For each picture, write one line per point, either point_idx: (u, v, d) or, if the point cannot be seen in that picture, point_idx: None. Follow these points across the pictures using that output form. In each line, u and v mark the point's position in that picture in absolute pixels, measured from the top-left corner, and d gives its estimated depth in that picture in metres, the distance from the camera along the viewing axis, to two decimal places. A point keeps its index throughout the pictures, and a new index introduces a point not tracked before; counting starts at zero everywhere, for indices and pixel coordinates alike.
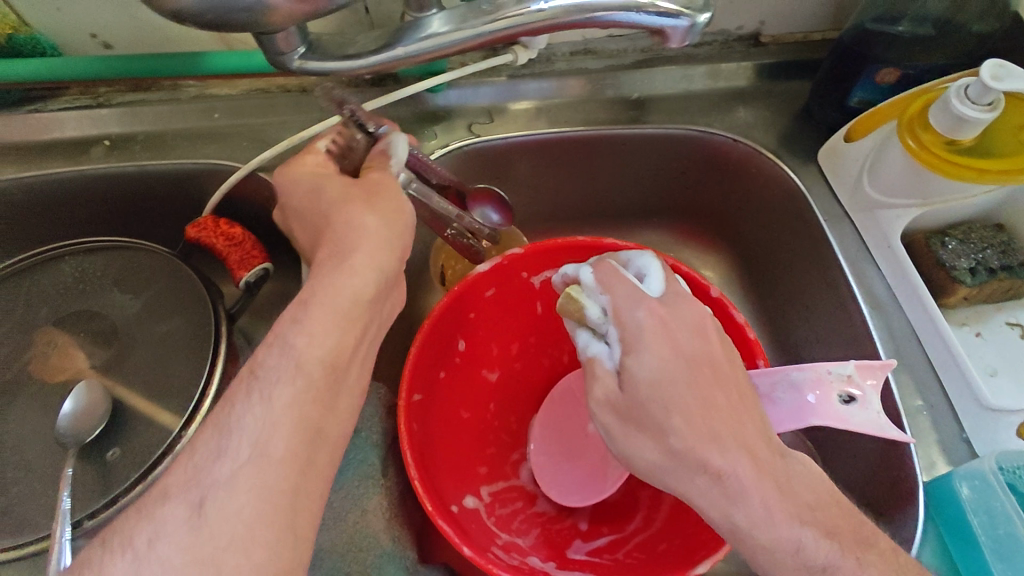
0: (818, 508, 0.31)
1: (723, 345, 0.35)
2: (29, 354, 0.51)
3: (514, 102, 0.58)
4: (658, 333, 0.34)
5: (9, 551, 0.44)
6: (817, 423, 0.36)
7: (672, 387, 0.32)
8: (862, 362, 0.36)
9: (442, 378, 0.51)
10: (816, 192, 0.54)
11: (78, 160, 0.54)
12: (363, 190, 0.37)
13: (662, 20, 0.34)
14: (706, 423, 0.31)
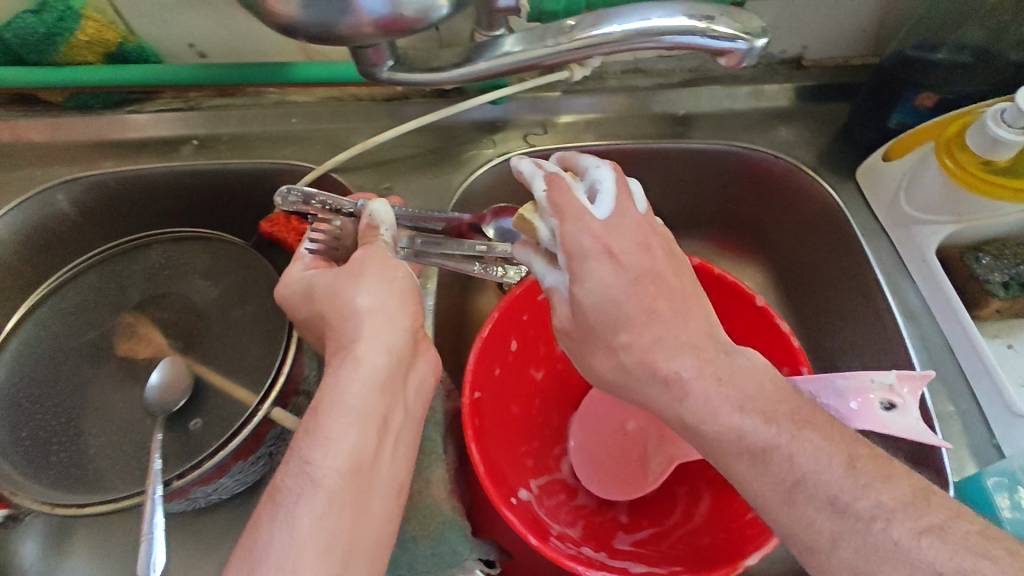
0: (761, 395, 0.34)
1: (670, 262, 0.37)
2: (115, 332, 0.56)
3: (568, 115, 0.62)
4: (600, 264, 0.36)
5: (105, 503, 0.48)
6: (861, 429, 0.37)
7: (617, 310, 0.35)
8: (902, 372, 0.37)
9: (496, 376, 0.54)
10: (854, 207, 0.57)
11: (169, 157, 0.59)
12: (348, 273, 0.43)
13: (723, 43, 0.37)
14: (650, 336, 0.35)
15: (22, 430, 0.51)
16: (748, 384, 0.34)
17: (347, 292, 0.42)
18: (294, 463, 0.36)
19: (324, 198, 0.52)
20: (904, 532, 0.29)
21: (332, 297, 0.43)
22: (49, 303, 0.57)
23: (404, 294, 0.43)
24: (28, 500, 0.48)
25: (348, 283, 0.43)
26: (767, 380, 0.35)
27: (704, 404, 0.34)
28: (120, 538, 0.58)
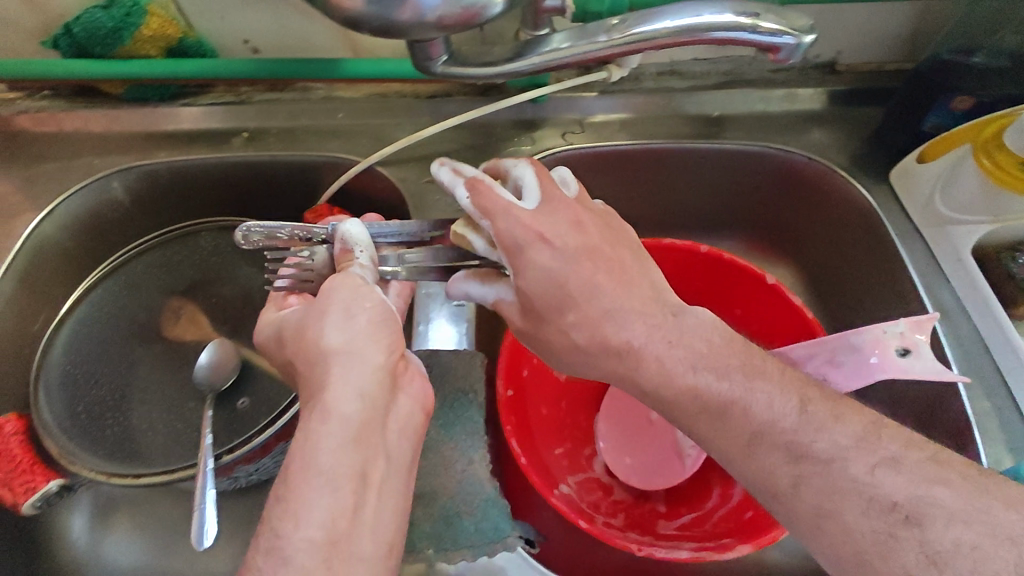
0: (711, 353, 0.37)
1: (604, 239, 0.39)
2: (162, 317, 0.58)
3: (604, 114, 0.63)
4: (534, 246, 0.37)
5: (161, 474, 0.50)
6: (884, 377, 0.43)
7: (560, 291, 0.37)
8: (911, 320, 0.43)
9: (523, 378, 0.55)
10: (889, 209, 0.57)
11: (220, 148, 0.62)
12: (311, 316, 0.38)
13: (774, 39, 0.39)
14: (596, 309, 0.37)
15: (78, 404, 0.53)
16: (697, 343, 0.37)
17: (310, 331, 0.37)
18: (264, 536, 0.32)
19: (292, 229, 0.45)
20: (862, 467, 0.33)
21: (301, 336, 0.38)
22: (103, 285, 0.59)
23: (379, 324, 0.38)
24: (85, 469, 0.50)
25: (317, 318, 0.38)
26: (717, 336, 0.38)
27: (660, 370, 0.37)
28: (157, 515, 0.59)
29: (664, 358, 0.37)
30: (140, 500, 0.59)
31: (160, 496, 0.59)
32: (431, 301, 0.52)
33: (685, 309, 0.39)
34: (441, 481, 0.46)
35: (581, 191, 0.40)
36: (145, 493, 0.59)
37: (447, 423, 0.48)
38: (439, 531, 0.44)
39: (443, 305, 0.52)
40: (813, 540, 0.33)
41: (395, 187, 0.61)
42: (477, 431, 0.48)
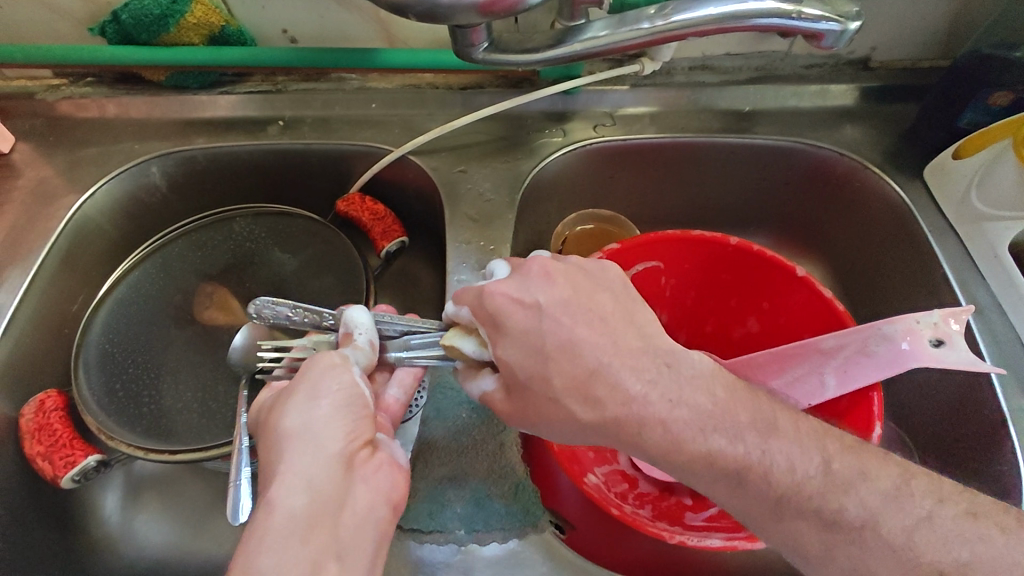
0: (717, 410, 0.34)
1: (578, 288, 0.37)
2: (195, 301, 0.59)
3: (634, 108, 0.64)
4: (508, 308, 0.36)
5: (196, 451, 0.50)
6: (918, 364, 0.44)
7: (540, 354, 0.35)
8: (947, 311, 0.43)
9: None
10: (922, 205, 0.57)
11: (256, 136, 0.63)
12: (274, 403, 0.38)
13: (818, 26, 0.40)
14: (581, 368, 0.34)
15: (115, 382, 0.54)
16: (699, 398, 0.34)
17: (273, 411, 0.37)
18: None
19: (305, 313, 0.45)
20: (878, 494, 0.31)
21: (268, 416, 0.37)
22: (139, 269, 0.60)
23: (343, 409, 0.37)
24: (123, 445, 0.51)
25: (283, 397, 0.37)
26: (719, 389, 0.35)
27: (665, 439, 0.33)
28: (186, 495, 0.60)
29: (673, 419, 0.33)
30: (170, 479, 0.60)
31: (191, 476, 0.60)
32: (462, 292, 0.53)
33: (681, 358, 0.35)
34: (473, 464, 0.48)
35: (553, 256, 0.41)
36: (177, 473, 0.60)
37: (479, 408, 0.49)
38: (471, 512, 0.46)
39: None
40: (830, 562, 0.31)
41: (426, 176, 0.62)
42: None
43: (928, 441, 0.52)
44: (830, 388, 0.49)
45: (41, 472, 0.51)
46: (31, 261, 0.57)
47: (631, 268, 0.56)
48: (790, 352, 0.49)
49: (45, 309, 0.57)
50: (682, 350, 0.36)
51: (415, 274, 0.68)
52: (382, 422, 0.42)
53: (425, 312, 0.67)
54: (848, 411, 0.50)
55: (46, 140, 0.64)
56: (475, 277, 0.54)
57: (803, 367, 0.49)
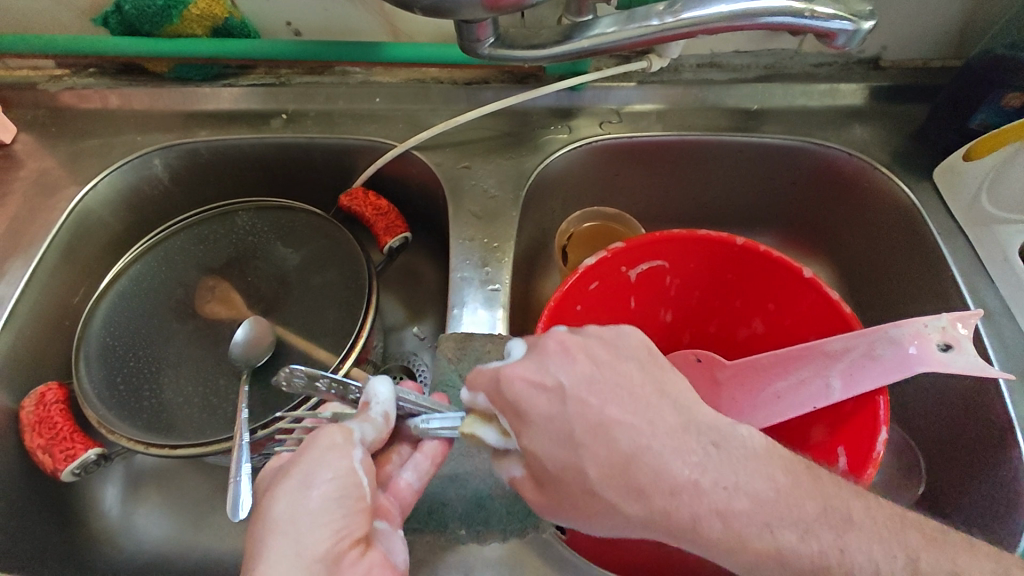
0: (780, 498, 0.31)
1: (601, 363, 0.35)
2: (196, 295, 0.58)
3: (641, 105, 0.63)
4: (528, 395, 0.34)
5: (197, 446, 0.50)
6: (923, 369, 0.44)
7: (568, 440, 0.33)
8: (953, 315, 0.45)
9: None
10: (932, 207, 0.56)
11: (259, 129, 0.63)
12: (269, 485, 0.36)
13: (832, 25, 0.39)
14: (618, 455, 0.32)
15: (117, 375, 0.53)
16: (758, 483, 0.31)
17: (266, 493, 0.35)
18: None
19: (333, 381, 0.42)
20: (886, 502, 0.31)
21: (264, 492, 0.36)
22: (141, 262, 0.60)
23: (334, 503, 0.34)
24: (124, 438, 0.50)
25: (277, 479, 0.35)
26: (779, 471, 0.32)
27: (726, 533, 0.30)
28: (185, 489, 0.60)
29: (733, 509, 0.30)
30: (170, 473, 0.60)
31: (191, 470, 0.60)
32: (467, 289, 0.52)
33: (728, 435, 0.33)
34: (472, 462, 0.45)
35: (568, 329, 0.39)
36: (178, 467, 0.60)
37: None
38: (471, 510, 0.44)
39: (478, 288, 0.53)
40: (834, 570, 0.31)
41: (430, 172, 0.61)
42: None
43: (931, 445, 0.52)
44: (835, 391, 0.48)
45: (42, 464, 0.50)
46: (32, 253, 0.57)
47: (636, 266, 0.55)
48: (792, 354, 0.50)
49: (47, 302, 0.57)
50: (727, 428, 0.33)
51: (419, 270, 0.70)
52: (381, 502, 0.39)
53: (429, 307, 0.68)
54: (852, 416, 0.48)
55: (49, 131, 0.64)
56: (479, 274, 0.53)
57: (807, 368, 0.50)
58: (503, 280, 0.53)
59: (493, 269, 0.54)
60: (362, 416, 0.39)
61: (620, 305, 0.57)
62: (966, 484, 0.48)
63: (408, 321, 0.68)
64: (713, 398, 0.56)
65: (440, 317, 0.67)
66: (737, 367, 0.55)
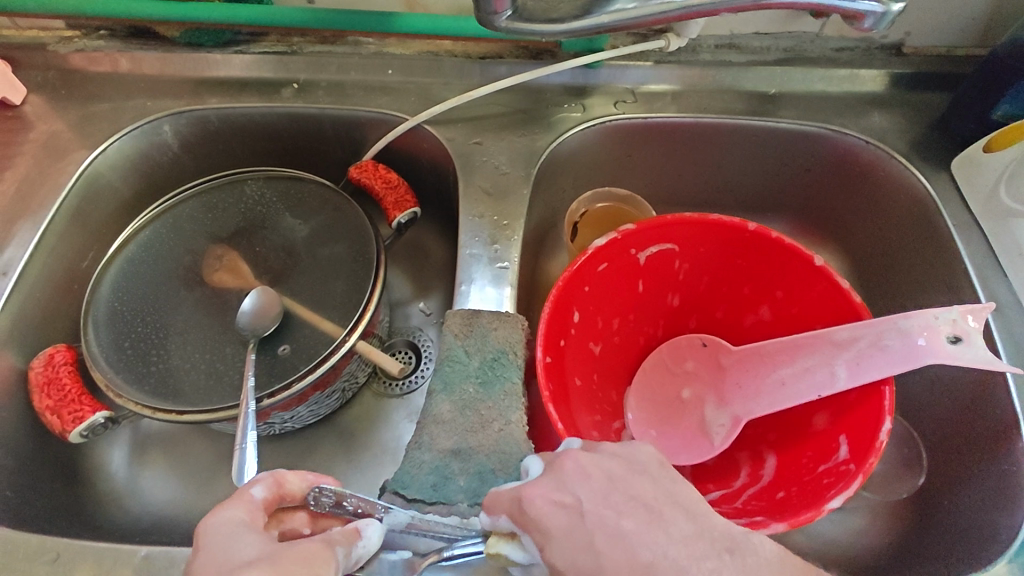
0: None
1: (614, 477, 0.35)
2: (204, 263, 0.58)
3: (657, 85, 0.62)
4: (547, 511, 0.34)
5: (205, 412, 0.50)
6: (932, 361, 0.44)
7: (588, 552, 0.32)
8: (964, 308, 0.44)
9: (561, 348, 0.51)
10: (948, 198, 0.55)
11: (270, 98, 0.62)
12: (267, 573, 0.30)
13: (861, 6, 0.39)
14: (637, 565, 0.31)
15: (124, 340, 0.54)
16: None
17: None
18: None
19: (362, 501, 0.40)
20: None
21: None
22: (151, 229, 0.60)
23: None
24: (131, 402, 0.50)
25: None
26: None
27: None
28: (189, 456, 0.60)
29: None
30: (176, 439, 0.61)
31: (197, 437, 0.61)
32: (475, 266, 0.52)
33: (740, 542, 0.33)
34: (477, 438, 0.44)
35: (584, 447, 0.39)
36: (184, 433, 0.61)
37: (486, 382, 0.46)
38: (474, 487, 0.42)
39: (487, 266, 0.52)
40: None
41: (441, 147, 0.61)
42: (517, 390, 0.46)
43: (934, 436, 0.52)
44: (840, 379, 0.48)
45: (51, 426, 0.50)
46: (41, 216, 0.57)
47: (644, 249, 0.55)
48: (802, 342, 0.50)
49: (56, 265, 0.57)
50: (742, 536, 0.34)
51: (427, 246, 0.69)
52: None
53: (435, 283, 0.68)
54: (855, 406, 0.48)
55: (59, 93, 0.63)
56: (488, 251, 0.53)
57: (813, 357, 0.50)
58: (512, 258, 0.53)
59: (502, 246, 0.53)
60: (348, 543, 0.35)
61: (628, 288, 0.57)
62: (967, 475, 0.48)
63: (415, 296, 0.68)
64: (719, 383, 0.57)
65: (447, 293, 0.67)
66: (740, 352, 0.56)
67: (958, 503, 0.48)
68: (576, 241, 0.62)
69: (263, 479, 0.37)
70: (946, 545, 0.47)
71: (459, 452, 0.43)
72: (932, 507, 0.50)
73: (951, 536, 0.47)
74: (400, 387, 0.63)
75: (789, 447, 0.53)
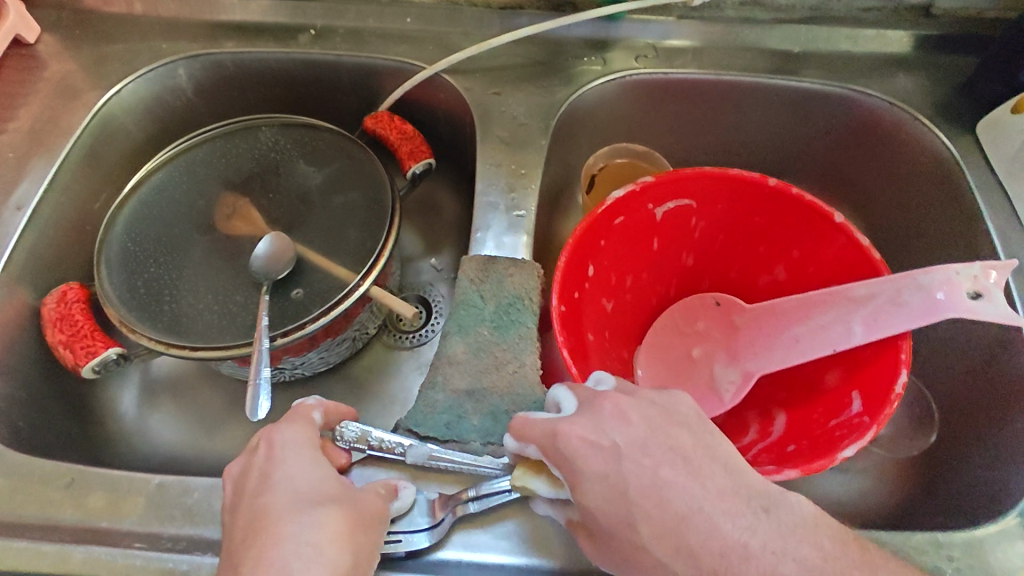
0: (828, 567, 0.31)
1: (653, 424, 0.35)
2: (216, 208, 0.58)
3: (679, 41, 0.61)
4: (583, 452, 0.34)
5: (218, 349, 0.50)
6: (954, 314, 0.44)
7: (621, 497, 0.33)
8: (986, 263, 0.44)
9: (576, 300, 0.51)
10: (971, 160, 0.55)
11: (287, 44, 0.61)
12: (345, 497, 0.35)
13: None
14: (670, 516, 0.32)
15: (137, 279, 0.53)
16: (805, 550, 0.32)
17: (308, 533, 0.32)
18: None
19: (383, 437, 0.41)
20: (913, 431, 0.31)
21: (299, 522, 0.33)
22: (165, 171, 0.59)
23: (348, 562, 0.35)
24: (145, 338, 0.50)
25: (329, 528, 0.33)
26: (825, 539, 0.32)
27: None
28: (198, 401, 0.60)
29: (780, 573, 0.31)
30: (185, 383, 0.61)
31: (206, 381, 0.61)
32: (491, 214, 0.52)
33: (777, 501, 0.33)
34: (492, 379, 0.44)
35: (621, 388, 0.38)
36: (194, 377, 0.61)
37: (501, 326, 0.46)
38: (487, 426, 0.42)
39: (503, 214, 0.52)
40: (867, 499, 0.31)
41: (459, 97, 0.60)
42: (532, 335, 0.46)
43: (948, 401, 0.52)
44: (856, 336, 0.47)
45: (64, 360, 0.50)
46: (55, 153, 0.57)
47: (661, 205, 0.54)
48: (818, 299, 0.50)
49: (69, 203, 0.57)
50: (778, 493, 0.33)
51: (439, 202, 0.69)
52: None
53: (447, 238, 0.68)
54: (869, 363, 0.48)
55: (73, 33, 0.63)
56: (504, 200, 0.53)
57: (829, 315, 0.49)
58: (529, 207, 0.52)
59: (518, 195, 0.53)
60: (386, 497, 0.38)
61: (642, 245, 0.57)
62: (980, 435, 0.48)
63: (426, 252, 0.68)
64: (730, 341, 0.57)
65: (459, 249, 0.67)
66: (754, 311, 0.55)
67: (968, 463, 0.48)
68: (592, 191, 0.62)
69: (318, 404, 0.41)
70: (955, 501, 0.47)
71: (473, 392, 0.43)
72: (940, 463, 0.50)
73: (959, 493, 0.47)
74: (410, 339, 0.63)
75: (799, 404, 0.53)
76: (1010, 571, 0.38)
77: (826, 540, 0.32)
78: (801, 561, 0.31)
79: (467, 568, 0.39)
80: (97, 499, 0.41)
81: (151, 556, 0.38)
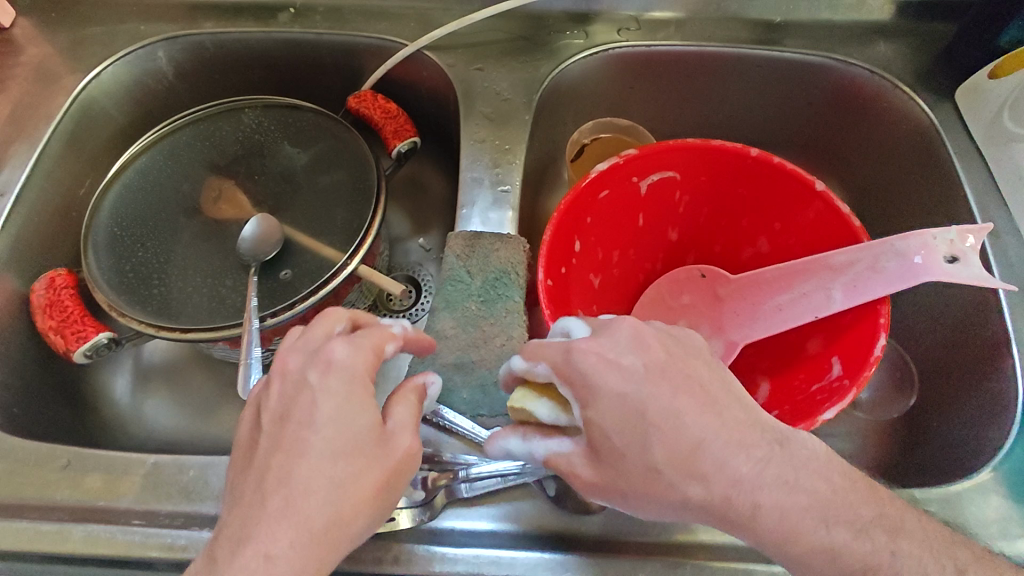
0: (834, 498, 0.32)
1: (673, 352, 0.35)
2: (201, 194, 0.57)
3: (661, 12, 0.61)
4: (601, 366, 0.34)
5: (207, 330, 0.50)
6: (929, 279, 0.45)
7: (640, 416, 0.33)
8: (962, 228, 0.45)
9: (563, 275, 0.51)
10: (948, 125, 0.55)
11: (267, 23, 0.61)
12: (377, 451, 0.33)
13: None
14: (687, 441, 0.32)
15: (126, 264, 0.53)
16: (817, 482, 0.33)
17: (332, 489, 0.31)
18: None
19: None
20: None
21: (319, 483, 0.31)
22: (148, 155, 0.59)
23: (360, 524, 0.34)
24: (135, 321, 0.50)
25: (355, 490, 0.32)
26: (835, 474, 0.33)
27: (780, 526, 0.32)
28: (190, 386, 0.61)
29: (790, 501, 0.32)
30: (176, 369, 0.61)
31: (197, 367, 0.61)
32: (478, 189, 0.52)
33: (791, 436, 0.34)
34: (480, 352, 0.45)
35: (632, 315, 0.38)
36: (185, 363, 0.62)
37: (488, 300, 0.46)
38: (477, 399, 0.43)
39: (488, 189, 0.52)
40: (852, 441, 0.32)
41: (441, 74, 0.60)
42: (518, 309, 0.46)
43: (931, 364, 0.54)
44: (836, 302, 0.48)
45: (55, 346, 0.50)
46: (37, 138, 0.57)
47: (647, 177, 0.55)
48: (801, 268, 0.51)
49: (53, 190, 0.57)
50: (791, 431, 0.34)
51: (426, 181, 0.69)
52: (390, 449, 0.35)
53: (434, 218, 0.68)
54: (849, 330, 0.49)
55: (51, 17, 0.62)
56: (490, 175, 0.53)
57: (810, 282, 0.50)
58: (514, 181, 0.53)
59: (503, 170, 0.53)
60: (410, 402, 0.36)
61: (628, 219, 0.57)
62: (961, 389, 0.50)
63: (413, 232, 0.68)
64: (715, 313, 0.58)
65: (446, 229, 0.67)
66: (739, 281, 0.56)
67: (947, 422, 0.49)
68: (579, 162, 0.62)
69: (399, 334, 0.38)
70: (937, 461, 0.48)
71: (462, 364, 0.44)
72: (920, 423, 0.52)
73: (939, 452, 0.49)
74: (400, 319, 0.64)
75: (781, 372, 0.54)
76: (983, 524, 0.40)
77: (837, 477, 0.33)
78: (812, 493, 0.32)
79: (460, 536, 0.40)
80: (95, 480, 0.42)
81: (149, 533, 0.39)
